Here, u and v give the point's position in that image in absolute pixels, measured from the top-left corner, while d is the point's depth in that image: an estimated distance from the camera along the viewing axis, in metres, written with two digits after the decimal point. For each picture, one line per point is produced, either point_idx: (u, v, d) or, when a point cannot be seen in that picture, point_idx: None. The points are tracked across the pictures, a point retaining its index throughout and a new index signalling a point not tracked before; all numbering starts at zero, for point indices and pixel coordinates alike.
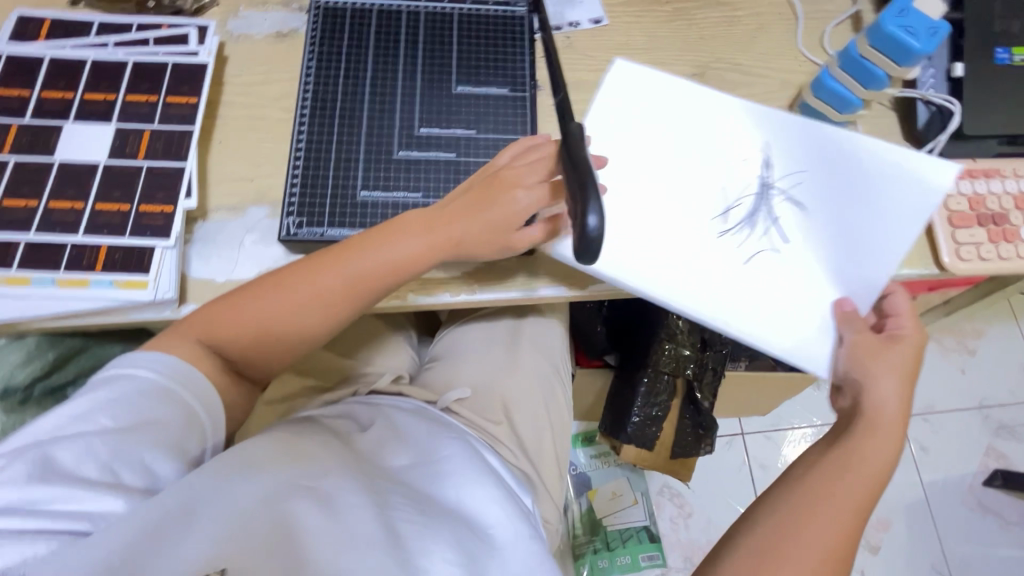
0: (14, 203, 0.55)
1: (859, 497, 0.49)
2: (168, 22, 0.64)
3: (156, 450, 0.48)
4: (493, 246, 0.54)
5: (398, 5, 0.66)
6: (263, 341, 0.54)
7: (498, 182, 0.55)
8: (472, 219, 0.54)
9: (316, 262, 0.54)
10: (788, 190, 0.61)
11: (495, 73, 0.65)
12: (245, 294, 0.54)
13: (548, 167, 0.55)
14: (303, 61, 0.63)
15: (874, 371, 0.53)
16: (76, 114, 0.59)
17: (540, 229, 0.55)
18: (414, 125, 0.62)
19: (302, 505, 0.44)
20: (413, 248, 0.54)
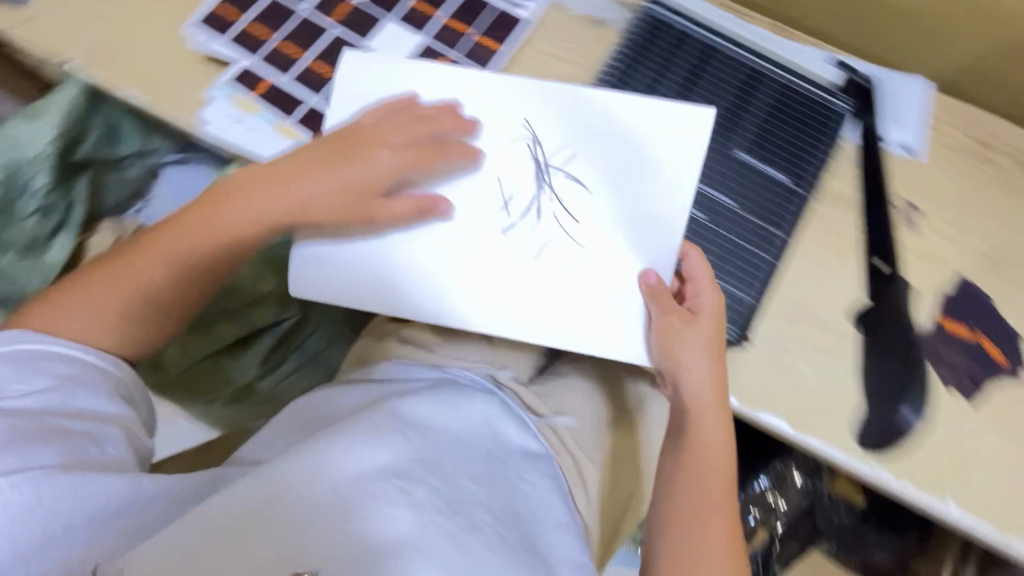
0: (317, 66, 0.60)
1: (724, 488, 0.50)
2: None
3: (96, 397, 0.46)
4: (348, 212, 0.51)
5: (722, 47, 0.62)
6: (111, 318, 0.49)
7: (358, 141, 0.52)
8: (325, 181, 0.51)
9: (173, 226, 0.51)
10: (565, 166, 0.54)
11: (783, 157, 0.59)
12: (122, 259, 0.51)
13: (418, 134, 0.53)
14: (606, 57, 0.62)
15: (687, 355, 0.51)
16: (399, 13, 0.62)
17: (406, 202, 0.52)
18: None
19: (389, 499, 0.42)
20: (278, 205, 0.51)
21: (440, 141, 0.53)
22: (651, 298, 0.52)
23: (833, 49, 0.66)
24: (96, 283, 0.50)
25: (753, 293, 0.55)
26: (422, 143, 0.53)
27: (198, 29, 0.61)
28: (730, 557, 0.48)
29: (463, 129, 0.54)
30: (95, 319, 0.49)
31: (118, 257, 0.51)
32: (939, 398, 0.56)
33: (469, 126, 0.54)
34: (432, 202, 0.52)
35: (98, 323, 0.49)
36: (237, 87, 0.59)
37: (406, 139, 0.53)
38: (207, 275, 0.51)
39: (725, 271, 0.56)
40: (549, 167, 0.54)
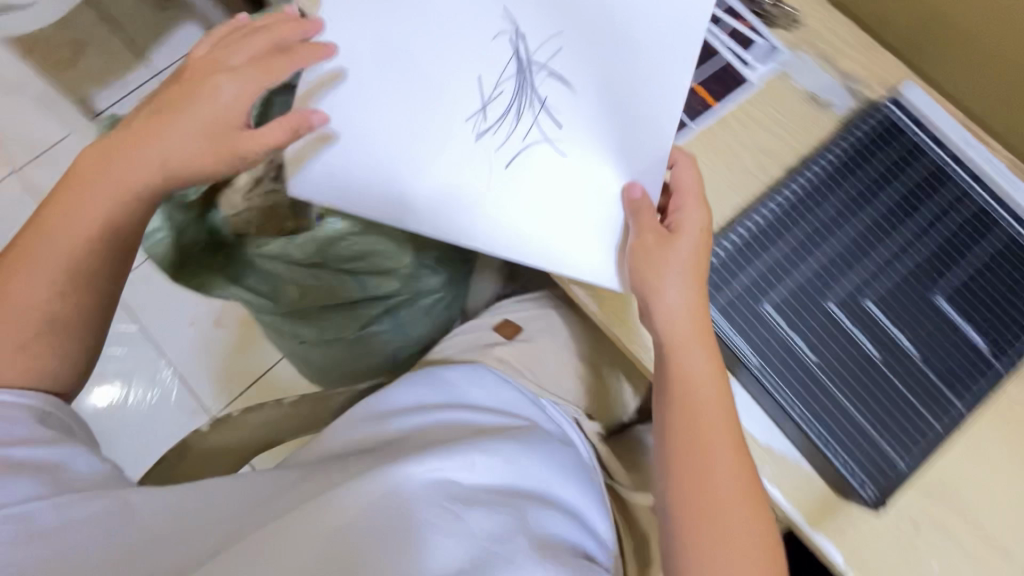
0: None
1: (727, 431, 0.47)
2: (751, 22, 0.62)
3: (23, 434, 0.45)
4: (219, 148, 0.49)
5: (957, 175, 0.55)
6: (31, 344, 0.47)
7: (199, 78, 0.50)
8: (185, 127, 0.49)
9: (49, 223, 0.48)
10: (550, 62, 0.49)
11: (987, 320, 0.52)
12: (1, 274, 0.48)
13: (256, 49, 0.51)
14: (824, 150, 0.57)
15: (665, 275, 0.47)
16: None
17: (279, 126, 0.48)
18: (865, 293, 0.52)
19: (443, 524, 0.46)
20: (150, 167, 0.49)
21: (286, 47, 0.51)
22: (647, 243, 0.48)
23: None
24: (10, 286, 0.47)
25: (905, 459, 0.49)
26: (267, 56, 0.50)
27: None
28: (752, 514, 0.45)
29: (297, 31, 0.51)
30: (21, 358, 0.47)
31: None
32: None
33: (311, 26, 0.51)
34: (306, 119, 0.49)
35: (24, 353, 0.47)
36: None
37: (252, 53, 0.51)
38: (110, 251, 0.50)
39: (881, 421, 0.49)
40: (530, 63, 0.49)
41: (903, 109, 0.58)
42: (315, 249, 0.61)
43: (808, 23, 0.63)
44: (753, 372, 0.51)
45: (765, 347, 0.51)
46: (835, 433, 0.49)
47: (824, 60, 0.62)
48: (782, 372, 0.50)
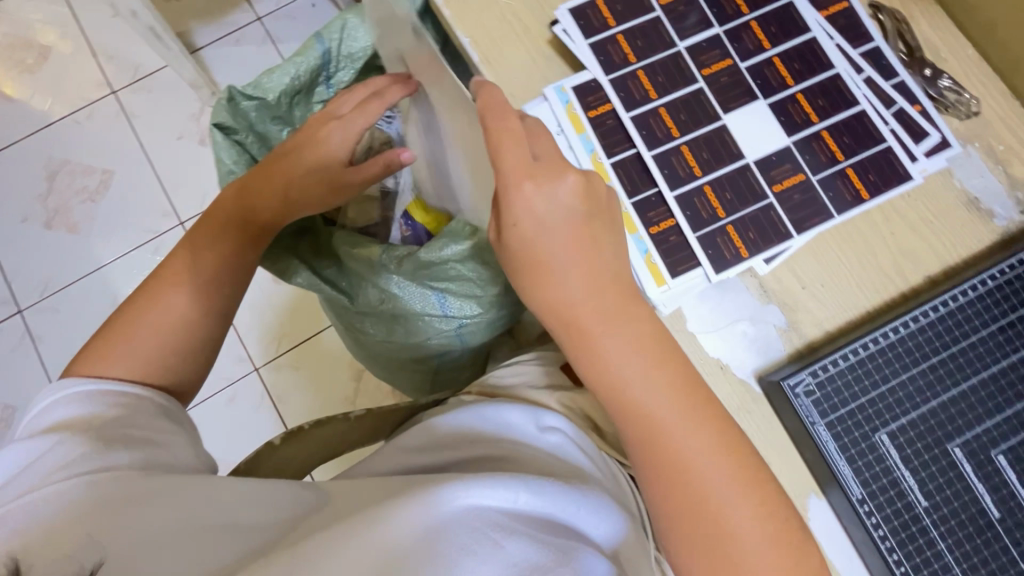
0: (664, 117, 0.55)
1: (693, 430, 0.41)
2: (923, 106, 0.55)
3: (129, 421, 0.45)
4: (331, 183, 0.58)
5: None
6: (163, 337, 0.52)
7: (317, 126, 0.60)
8: (308, 158, 0.58)
9: (197, 239, 0.57)
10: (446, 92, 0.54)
11: None
12: (156, 281, 0.54)
13: (358, 98, 0.60)
14: (983, 270, 0.50)
15: (532, 270, 0.43)
16: (777, 101, 0.55)
17: (375, 163, 0.57)
18: (998, 445, 0.47)
19: (481, 549, 0.39)
20: (272, 188, 0.58)
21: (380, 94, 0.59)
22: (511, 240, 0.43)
23: None
24: (163, 281, 0.54)
25: None
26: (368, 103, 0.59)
27: (564, 14, 0.56)
28: (750, 487, 0.41)
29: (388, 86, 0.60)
30: (147, 355, 0.51)
31: (143, 300, 0.53)
32: None
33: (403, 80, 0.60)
34: (396, 155, 0.57)
35: (146, 353, 0.51)
36: (575, 99, 0.55)
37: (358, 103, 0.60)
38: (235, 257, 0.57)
39: None
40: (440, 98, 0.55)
41: None
42: (412, 269, 0.64)
43: (987, 117, 0.56)
44: (854, 505, 0.46)
45: (872, 480, 0.46)
46: None
47: (997, 160, 0.55)
48: (886, 512, 0.46)
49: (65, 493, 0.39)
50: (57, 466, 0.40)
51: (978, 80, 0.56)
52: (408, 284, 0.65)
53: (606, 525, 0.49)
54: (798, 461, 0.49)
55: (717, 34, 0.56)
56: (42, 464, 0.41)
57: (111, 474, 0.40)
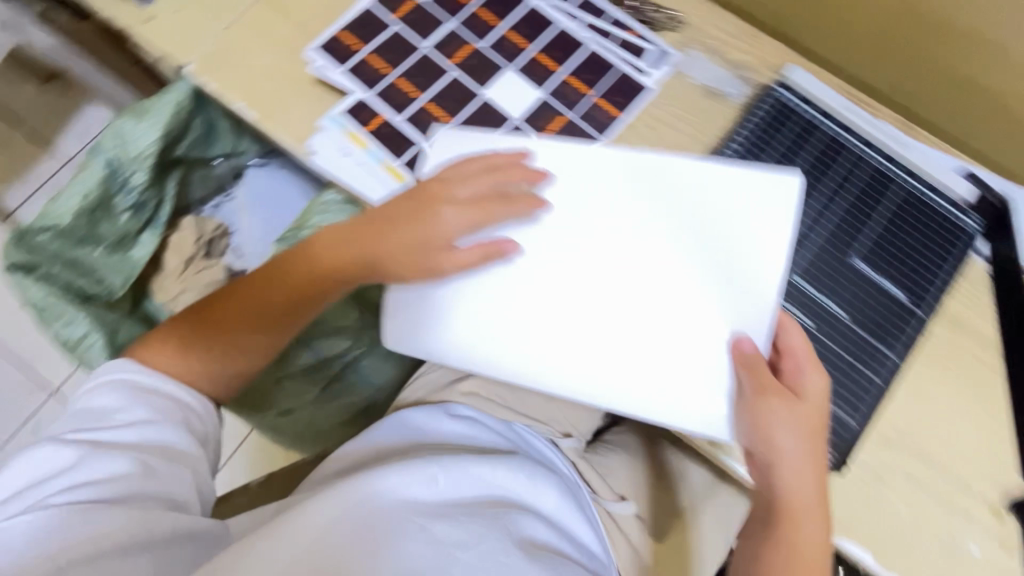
0: (433, 110, 0.59)
1: (813, 522, 0.48)
2: (638, 31, 0.64)
3: (160, 432, 0.49)
4: (407, 267, 0.50)
5: (849, 145, 0.60)
6: (204, 361, 0.54)
7: (427, 197, 0.50)
8: (399, 232, 0.50)
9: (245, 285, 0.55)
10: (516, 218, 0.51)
11: (901, 272, 0.56)
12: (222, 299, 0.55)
13: (484, 185, 0.49)
14: (729, 139, 0.60)
15: (784, 428, 0.47)
16: (521, 66, 0.61)
17: (472, 252, 0.48)
18: (792, 269, 0.55)
19: (410, 533, 0.46)
20: (332, 274, 0.52)
21: (506, 193, 0.49)
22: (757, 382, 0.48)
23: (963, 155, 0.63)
24: (205, 309, 0.55)
25: (858, 417, 0.52)
26: (490, 197, 0.49)
27: (317, 53, 0.61)
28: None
29: (536, 179, 0.50)
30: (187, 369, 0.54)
31: (187, 322, 0.55)
32: None
33: (538, 176, 0.50)
34: (498, 247, 0.49)
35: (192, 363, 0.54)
36: (349, 120, 0.59)
37: (481, 188, 0.49)
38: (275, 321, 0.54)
39: None
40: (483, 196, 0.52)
41: (792, 90, 0.62)
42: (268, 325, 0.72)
43: (691, 22, 0.66)
44: None
45: None
46: None
47: (712, 54, 0.66)
48: None
49: (64, 516, 0.43)
50: (63, 486, 0.44)
51: None
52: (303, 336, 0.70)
53: (547, 492, 0.57)
54: None
55: (452, 27, 0.62)
56: (66, 471, 0.45)
57: (113, 501, 0.44)
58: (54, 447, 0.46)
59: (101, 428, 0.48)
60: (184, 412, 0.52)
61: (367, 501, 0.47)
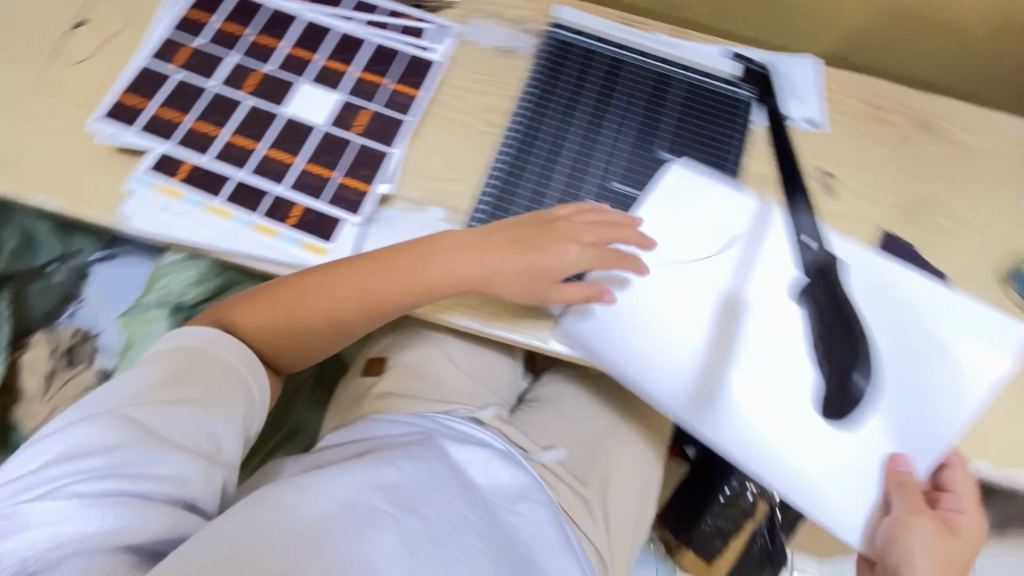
0: (239, 141, 0.59)
1: None
2: (413, 15, 0.68)
3: (215, 422, 0.49)
4: (528, 295, 0.55)
5: (626, 59, 0.66)
6: (303, 331, 0.56)
7: (553, 231, 0.55)
8: (518, 259, 0.54)
9: (377, 256, 0.55)
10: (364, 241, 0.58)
11: (705, 150, 0.62)
12: (308, 279, 0.54)
13: (606, 236, 0.55)
14: (524, 85, 0.65)
15: (912, 543, 0.49)
16: (312, 76, 0.63)
17: (577, 292, 0.54)
18: (611, 178, 0.60)
19: (382, 523, 0.49)
20: (429, 284, 0.55)
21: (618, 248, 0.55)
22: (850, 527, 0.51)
23: (726, 42, 0.72)
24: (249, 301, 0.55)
25: None
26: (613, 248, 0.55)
27: (102, 122, 0.59)
28: None
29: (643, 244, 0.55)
30: (281, 337, 0.56)
31: (266, 301, 0.54)
32: None
33: (648, 242, 0.55)
34: (600, 294, 0.53)
35: (283, 334, 0.56)
36: (156, 176, 0.58)
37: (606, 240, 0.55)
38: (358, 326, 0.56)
39: None
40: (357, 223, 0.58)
41: (565, 28, 0.68)
42: None
43: None
44: None
45: None
46: None
47: (489, 18, 0.70)
48: None
49: (76, 516, 0.41)
50: (84, 477, 0.43)
51: None
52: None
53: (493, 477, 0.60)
54: None
55: (236, 59, 0.63)
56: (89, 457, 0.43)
57: (134, 501, 0.43)
58: (73, 432, 0.44)
59: (154, 405, 0.47)
60: (239, 398, 0.52)
61: (338, 496, 0.50)
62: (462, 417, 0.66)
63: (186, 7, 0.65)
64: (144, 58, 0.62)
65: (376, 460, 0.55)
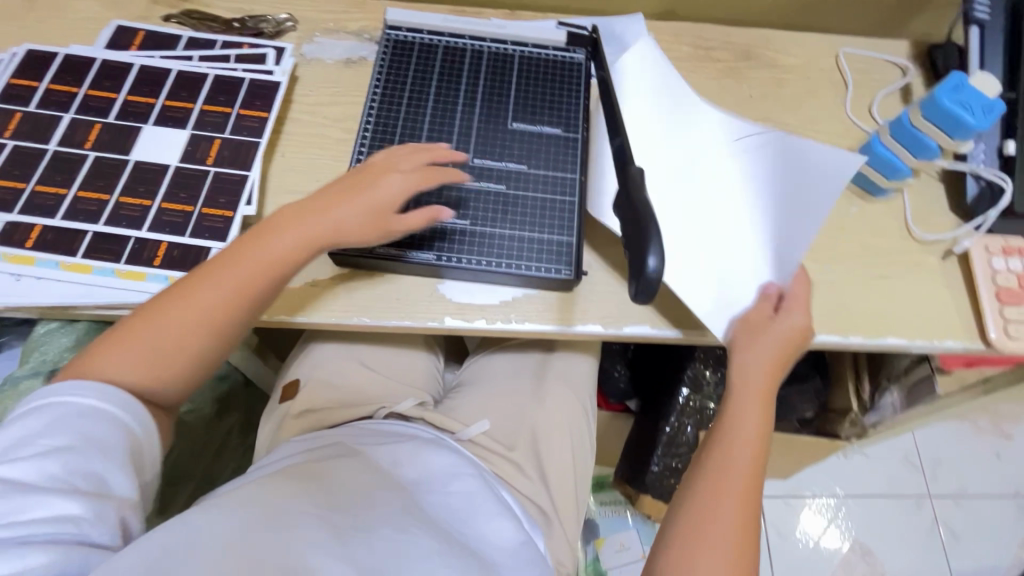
0: (88, 195, 0.58)
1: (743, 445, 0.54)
2: (249, 42, 0.69)
3: (105, 463, 0.45)
4: (377, 229, 0.55)
5: (463, 44, 0.70)
6: (175, 344, 0.51)
7: (373, 172, 0.57)
8: (354, 204, 0.55)
9: (227, 253, 0.54)
10: None
11: (551, 113, 0.67)
12: (162, 304, 0.52)
13: (423, 158, 0.58)
14: (370, 87, 0.67)
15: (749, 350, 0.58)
16: (156, 118, 0.63)
17: (420, 215, 0.56)
18: (468, 156, 0.64)
19: (307, 523, 0.47)
20: (287, 253, 0.54)
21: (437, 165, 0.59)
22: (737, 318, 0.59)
23: (557, 15, 0.77)
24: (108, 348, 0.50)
25: (574, 232, 0.61)
26: (430, 168, 0.58)
27: None
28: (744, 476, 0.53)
29: (450, 157, 0.59)
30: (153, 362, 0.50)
31: (121, 339, 0.50)
32: None
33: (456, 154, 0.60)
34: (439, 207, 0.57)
35: (151, 359, 0.50)
36: (3, 247, 0.56)
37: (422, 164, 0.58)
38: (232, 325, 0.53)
39: (542, 223, 0.61)
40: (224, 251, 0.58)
41: (399, 27, 0.70)
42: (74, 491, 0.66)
43: (299, 15, 0.73)
44: (438, 264, 0.60)
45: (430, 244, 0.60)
46: (522, 256, 0.60)
47: (330, 33, 0.73)
48: (455, 247, 0.60)
49: None
50: None
51: (273, 4, 0.73)
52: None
53: (438, 461, 0.62)
54: (405, 277, 0.61)
55: (71, 117, 0.62)
56: None
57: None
58: None
59: (20, 456, 0.43)
60: (122, 432, 0.47)
61: (261, 501, 0.48)
62: (383, 419, 0.67)
63: (9, 77, 0.63)
64: None
65: (305, 474, 0.54)
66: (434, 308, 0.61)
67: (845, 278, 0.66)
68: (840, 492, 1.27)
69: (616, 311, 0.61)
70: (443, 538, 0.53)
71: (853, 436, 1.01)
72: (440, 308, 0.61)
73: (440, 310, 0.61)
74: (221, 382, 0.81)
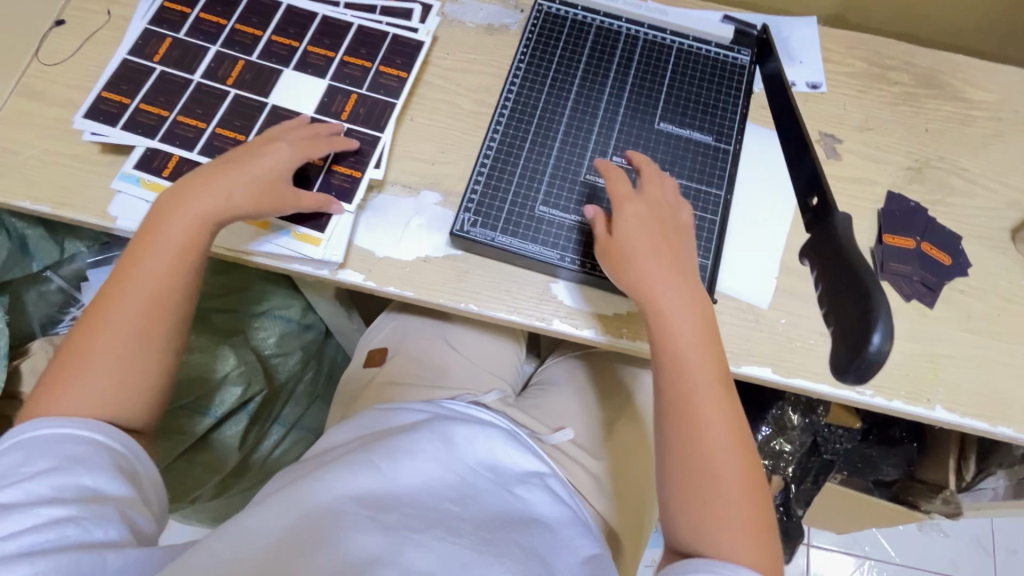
0: (225, 133, 0.58)
1: (713, 396, 0.47)
2: None
3: (91, 474, 0.43)
4: (270, 201, 0.53)
5: (618, 27, 0.64)
6: (123, 355, 0.48)
7: (250, 148, 0.54)
8: (235, 179, 0.52)
9: (139, 249, 0.50)
10: (359, 227, 0.58)
11: (702, 117, 0.61)
12: (92, 321, 0.49)
13: (305, 130, 0.56)
14: (514, 61, 0.62)
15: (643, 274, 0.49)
16: (296, 63, 0.61)
17: (310, 198, 0.55)
18: (607, 153, 0.59)
19: (358, 526, 0.45)
20: (193, 231, 0.51)
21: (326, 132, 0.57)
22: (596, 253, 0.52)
23: (721, 8, 0.70)
24: (63, 377, 0.47)
25: (711, 255, 0.56)
26: (315, 138, 0.56)
27: (83, 121, 0.58)
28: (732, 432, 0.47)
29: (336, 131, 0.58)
30: (117, 373, 0.48)
31: (66, 365, 0.47)
32: (902, 309, 0.60)
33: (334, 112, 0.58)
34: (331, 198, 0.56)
35: (114, 370, 0.48)
36: (143, 172, 0.57)
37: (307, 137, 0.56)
38: (178, 312, 0.51)
39: None
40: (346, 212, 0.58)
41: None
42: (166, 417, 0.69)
43: None
44: (560, 264, 0.56)
45: (554, 240, 0.56)
46: None
47: None
48: (581, 249, 0.56)
49: None
50: None
51: None
52: (229, 376, 0.71)
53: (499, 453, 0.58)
54: (521, 271, 0.58)
55: (216, 51, 0.61)
56: None
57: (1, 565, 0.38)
58: None
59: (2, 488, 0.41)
60: (102, 449, 0.45)
61: (315, 501, 0.47)
62: (465, 401, 0.64)
63: (162, 1, 0.63)
64: (122, 54, 0.61)
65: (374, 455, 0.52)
66: (540, 307, 0.57)
67: (1004, 358, 0.58)
68: (896, 559, 1.19)
69: (736, 346, 0.56)
70: (504, 541, 0.48)
71: (938, 513, 0.92)
72: (547, 310, 0.57)
73: (544, 310, 0.57)
74: (306, 332, 0.81)
